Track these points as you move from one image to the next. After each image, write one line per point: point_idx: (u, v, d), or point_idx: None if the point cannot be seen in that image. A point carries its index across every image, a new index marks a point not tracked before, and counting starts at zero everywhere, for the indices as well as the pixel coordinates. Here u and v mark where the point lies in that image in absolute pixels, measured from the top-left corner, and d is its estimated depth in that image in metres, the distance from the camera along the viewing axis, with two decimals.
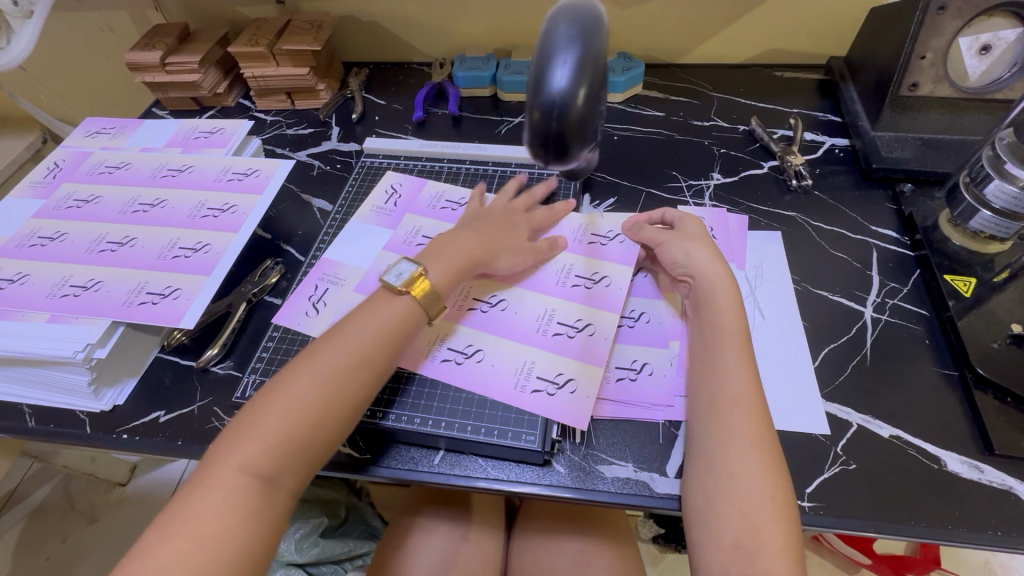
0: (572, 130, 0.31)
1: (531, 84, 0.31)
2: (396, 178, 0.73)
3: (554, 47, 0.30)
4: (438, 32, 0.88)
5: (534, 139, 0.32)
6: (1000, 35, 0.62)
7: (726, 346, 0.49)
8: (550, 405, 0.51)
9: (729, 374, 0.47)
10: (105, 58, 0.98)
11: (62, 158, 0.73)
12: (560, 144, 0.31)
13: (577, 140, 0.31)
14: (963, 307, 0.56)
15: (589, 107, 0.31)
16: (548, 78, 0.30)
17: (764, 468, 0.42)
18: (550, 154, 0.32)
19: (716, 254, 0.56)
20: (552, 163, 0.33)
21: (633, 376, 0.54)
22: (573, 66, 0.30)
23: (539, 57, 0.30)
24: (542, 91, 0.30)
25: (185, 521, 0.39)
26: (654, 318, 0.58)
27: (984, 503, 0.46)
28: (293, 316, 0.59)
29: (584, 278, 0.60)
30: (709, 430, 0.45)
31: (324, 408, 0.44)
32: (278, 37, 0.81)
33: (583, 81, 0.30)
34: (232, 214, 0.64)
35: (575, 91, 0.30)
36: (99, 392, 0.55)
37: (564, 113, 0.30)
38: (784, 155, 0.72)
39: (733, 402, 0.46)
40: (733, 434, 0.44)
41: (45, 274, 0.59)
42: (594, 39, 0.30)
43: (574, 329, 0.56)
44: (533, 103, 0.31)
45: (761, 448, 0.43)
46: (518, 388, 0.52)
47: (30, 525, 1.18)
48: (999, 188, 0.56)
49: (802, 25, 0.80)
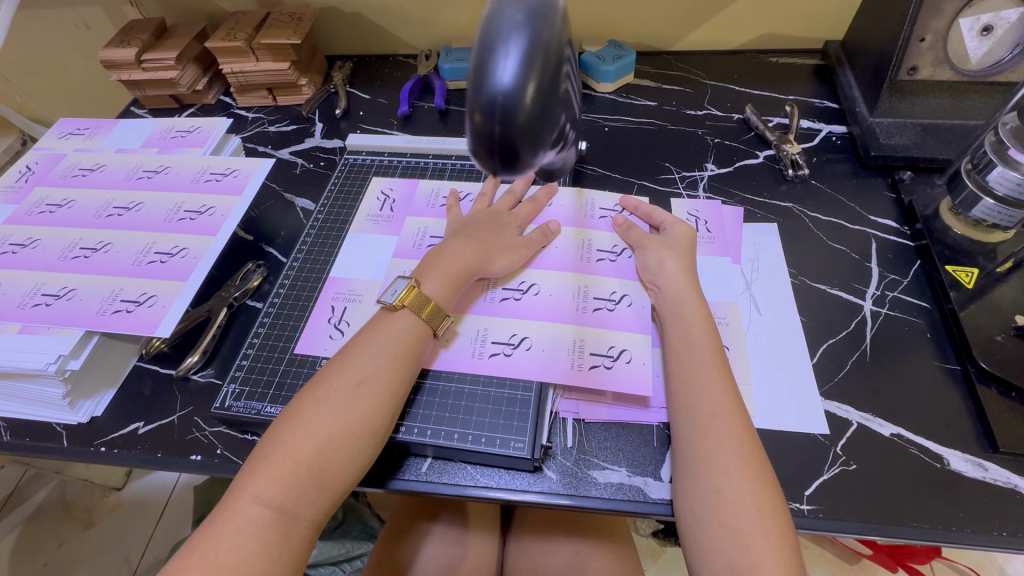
0: (521, 133, 0.28)
1: (472, 78, 0.28)
2: (384, 184, 0.70)
3: (499, 36, 0.28)
4: (424, 22, 0.85)
5: (479, 143, 0.29)
6: (1001, 15, 0.58)
7: (693, 357, 0.48)
8: (608, 378, 0.50)
9: (703, 385, 0.46)
10: (83, 56, 0.96)
11: (34, 160, 0.71)
12: (506, 147, 0.29)
13: (526, 143, 0.29)
14: (965, 297, 0.55)
15: (539, 106, 0.28)
16: (491, 72, 0.27)
17: (751, 478, 0.41)
18: (498, 160, 0.30)
19: (686, 266, 0.55)
20: (502, 169, 0.31)
21: (609, 364, 0.51)
22: (518, 58, 0.27)
23: (481, 47, 0.28)
24: (484, 87, 0.28)
25: (205, 556, 0.38)
26: (636, 301, 0.56)
27: (988, 502, 0.45)
28: (319, 342, 0.56)
29: (607, 250, 0.60)
30: (691, 444, 0.44)
31: (336, 433, 0.43)
32: (257, 30, 0.78)
33: (531, 76, 0.28)
34: (210, 216, 0.62)
35: (520, 88, 0.27)
36: (75, 404, 0.53)
37: (509, 111, 0.28)
38: (780, 143, 0.70)
39: (711, 414, 0.44)
40: (718, 445, 0.43)
41: (17, 282, 0.57)
42: (542, 26, 0.28)
43: (612, 302, 0.56)
44: (474, 101, 0.28)
45: (747, 457, 0.42)
46: (575, 366, 0.51)
47: (26, 531, 1.17)
48: (1001, 174, 0.54)
49: (798, 9, 0.78)
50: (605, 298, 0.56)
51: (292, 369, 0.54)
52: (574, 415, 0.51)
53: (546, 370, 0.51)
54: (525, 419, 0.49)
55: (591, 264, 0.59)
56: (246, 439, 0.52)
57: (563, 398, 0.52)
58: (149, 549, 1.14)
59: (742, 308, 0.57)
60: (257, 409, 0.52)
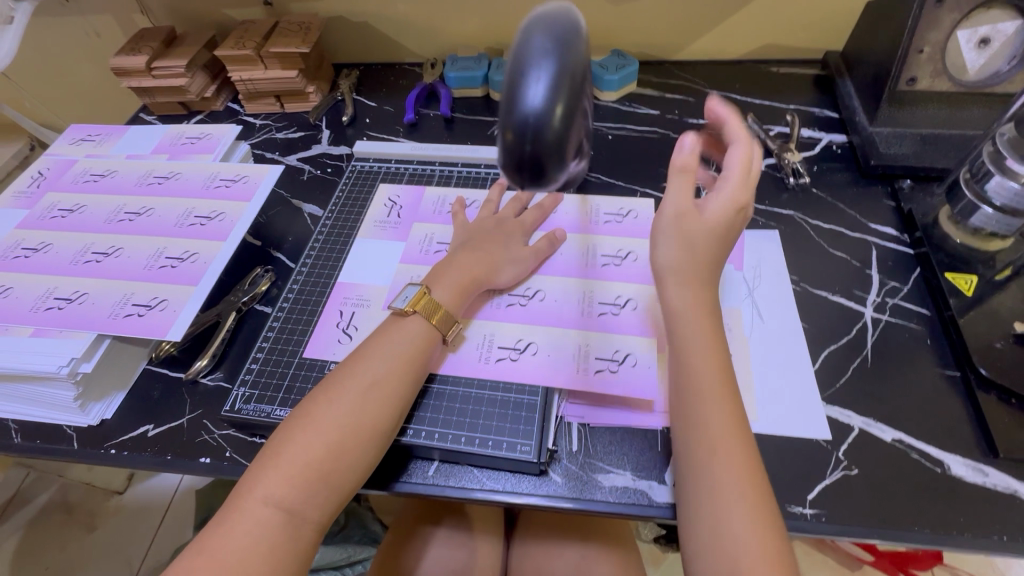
0: (549, 151, 0.30)
1: (505, 99, 0.30)
2: (391, 191, 0.71)
3: (529, 60, 0.29)
4: (430, 31, 0.86)
5: (509, 160, 0.31)
6: (999, 28, 0.60)
7: (696, 376, 0.42)
8: (614, 383, 0.51)
9: (704, 416, 0.40)
10: (92, 63, 0.97)
11: (46, 166, 0.72)
12: (535, 165, 0.30)
13: (554, 160, 0.30)
14: (964, 305, 0.55)
15: (567, 125, 0.30)
16: (522, 95, 0.29)
17: (757, 524, 0.36)
18: (526, 176, 0.31)
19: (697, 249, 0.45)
20: (529, 185, 0.32)
21: (615, 368, 0.52)
22: (548, 82, 0.29)
23: (512, 72, 0.29)
24: (516, 110, 0.29)
25: (214, 556, 0.39)
26: (640, 306, 0.57)
27: (988, 507, 0.46)
28: (328, 347, 0.57)
29: (612, 255, 0.61)
30: (692, 486, 0.39)
31: (347, 435, 0.44)
32: (266, 39, 0.79)
33: (560, 98, 0.29)
34: (220, 222, 0.63)
35: (550, 109, 0.29)
36: (86, 406, 0.54)
37: (540, 130, 0.29)
38: (781, 152, 0.71)
39: (710, 451, 0.39)
40: (718, 489, 0.38)
41: (30, 286, 0.58)
42: (571, 50, 0.29)
43: (617, 306, 0.57)
44: (506, 121, 0.30)
45: (754, 500, 0.37)
46: (581, 370, 0.52)
47: (29, 533, 1.17)
48: (1000, 183, 0.56)
49: (798, 20, 0.79)
50: (610, 302, 0.57)
51: (300, 373, 0.55)
52: (580, 419, 0.52)
53: (552, 374, 0.52)
54: (531, 422, 0.50)
55: (597, 269, 0.60)
56: (255, 442, 0.53)
57: (568, 402, 0.53)
58: (150, 553, 1.13)
59: (744, 314, 0.58)
60: (266, 412, 0.52)
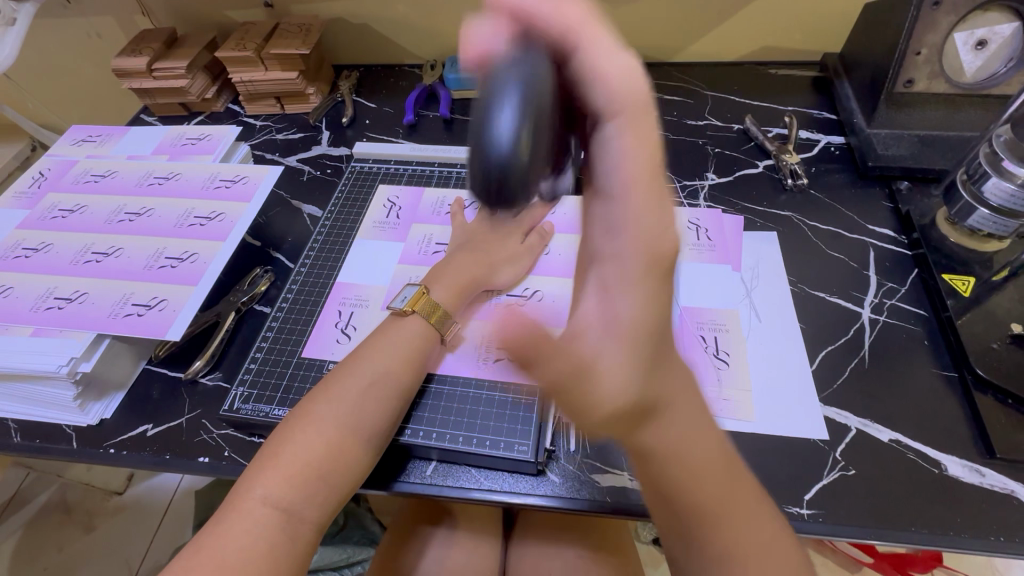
0: (514, 183, 0.33)
1: (475, 133, 0.33)
2: (390, 192, 0.71)
3: (496, 97, 0.31)
4: (429, 33, 0.87)
5: (480, 189, 0.34)
6: (995, 30, 0.60)
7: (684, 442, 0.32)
8: None
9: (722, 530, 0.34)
10: (93, 64, 0.97)
11: (47, 166, 0.72)
12: (502, 194, 0.33)
13: (520, 191, 0.33)
14: (961, 306, 0.56)
15: (532, 160, 0.33)
16: (490, 132, 0.32)
17: None
18: (496, 202, 0.34)
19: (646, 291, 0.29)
20: (501, 209, 0.35)
21: None
22: (512, 120, 0.31)
23: (482, 106, 0.32)
24: (483, 147, 0.32)
25: (210, 556, 0.38)
26: None
27: (985, 508, 0.46)
28: (327, 346, 0.57)
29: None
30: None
31: (346, 435, 0.44)
32: (266, 40, 0.80)
33: (524, 136, 0.32)
34: (219, 222, 0.63)
35: (514, 147, 0.32)
36: (86, 405, 0.54)
37: (507, 166, 0.32)
38: (779, 153, 0.72)
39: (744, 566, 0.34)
40: None
41: (30, 286, 0.59)
42: (539, 82, 0.31)
43: None
44: (476, 154, 0.33)
45: None
46: None
47: (28, 534, 1.17)
48: (996, 185, 0.56)
49: (797, 22, 0.79)
50: None
51: (299, 372, 0.55)
52: None
53: None
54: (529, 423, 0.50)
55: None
56: (253, 441, 0.53)
57: None
58: (149, 554, 1.13)
59: (742, 314, 0.58)
60: (264, 412, 0.52)
